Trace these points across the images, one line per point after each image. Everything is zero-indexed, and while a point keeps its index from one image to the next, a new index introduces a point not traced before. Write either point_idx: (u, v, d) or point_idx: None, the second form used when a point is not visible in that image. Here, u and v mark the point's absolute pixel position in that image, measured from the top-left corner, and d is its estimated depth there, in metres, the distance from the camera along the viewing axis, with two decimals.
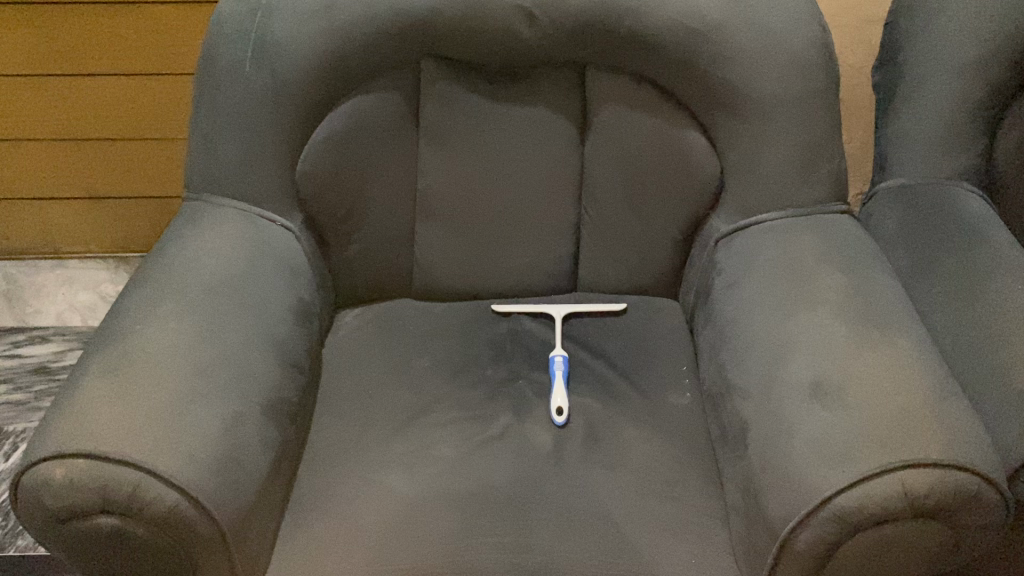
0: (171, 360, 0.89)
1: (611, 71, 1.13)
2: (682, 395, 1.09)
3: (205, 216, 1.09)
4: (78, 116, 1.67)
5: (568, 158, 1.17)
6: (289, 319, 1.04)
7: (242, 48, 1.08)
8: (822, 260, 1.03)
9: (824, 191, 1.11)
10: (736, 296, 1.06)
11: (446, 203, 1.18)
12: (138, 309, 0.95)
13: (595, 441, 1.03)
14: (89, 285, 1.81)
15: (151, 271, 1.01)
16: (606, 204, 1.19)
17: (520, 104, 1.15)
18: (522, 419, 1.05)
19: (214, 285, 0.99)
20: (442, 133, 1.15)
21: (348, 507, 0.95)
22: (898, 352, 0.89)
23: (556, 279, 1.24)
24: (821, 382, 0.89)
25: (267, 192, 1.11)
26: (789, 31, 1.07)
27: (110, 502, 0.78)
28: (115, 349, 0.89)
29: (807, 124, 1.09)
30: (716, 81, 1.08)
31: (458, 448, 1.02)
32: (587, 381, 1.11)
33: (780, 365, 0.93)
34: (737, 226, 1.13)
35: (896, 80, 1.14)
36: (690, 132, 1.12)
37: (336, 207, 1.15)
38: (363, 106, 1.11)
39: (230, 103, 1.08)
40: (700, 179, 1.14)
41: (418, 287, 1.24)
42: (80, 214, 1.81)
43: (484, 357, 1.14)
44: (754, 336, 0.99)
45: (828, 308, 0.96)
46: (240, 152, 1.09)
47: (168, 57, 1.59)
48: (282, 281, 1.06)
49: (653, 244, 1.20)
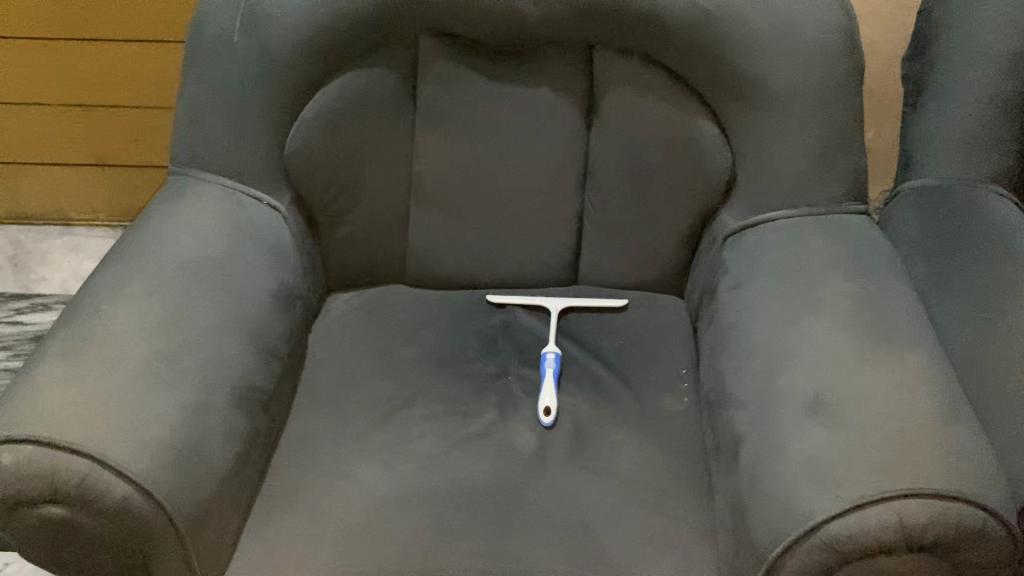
0: (135, 343, 0.85)
1: (619, 52, 1.06)
2: (678, 400, 1.03)
3: (187, 192, 1.05)
4: (87, 83, 1.64)
5: (572, 144, 1.11)
6: (268, 304, 0.99)
7: (231, 18, 1.03)
8: (833, 264, 0.96)
9: (843, 190, 1.04)
10: (740, 299, 0.99)
11: (442, 187, 1.13)
12: (107, 287, 0.91)
13: (582, 445, 0.97)
14: (94, 254, 1.79)
15: (126, 248, 0.97)
16: (610, 193, 1.13)
17: (522, 84, 1.09)
18: (508, 417, 1.01)
19: (189, 265, 0.95)
20: (440, 112, 1.09)
21: (318, 504, 0.91)
22: (905, 368, 0.83)
23: (556, 270, 1.18)
24: (820, 396, 0.82)
25: (253, 169, 1.06)
26: (812, 15, 1.00)
27: (57, 492, 0.74)
28: (77, 330, 0.85)
29: (827, 116, 1.01)
30: (730, 68, 1.01)
31: (438, 445, 0.97)
32: (579, 380, 1.05)
33: (780, 375, 0.87)
34: (746, 223, 1.06)
35: (926, 73, 1.07)
36: (701, 121, 1.06)
37: (326, 187, 1.10)
38: (357, 81, 1.06)
39: (218, 75, 1.03)
40: (709, 171, 1.07)
41: (411, 273, 1.19)
42: (88, 182, 1.78)
43: (472, 350, 1.09)
44: (755, 344, 0.93)
45: (834, 317, 0.89)
46: (227, 126, 1.04)
47: (163, 22, 1.55)
48: (262, 264, 1.01)
49: (658, 238, 1.14)
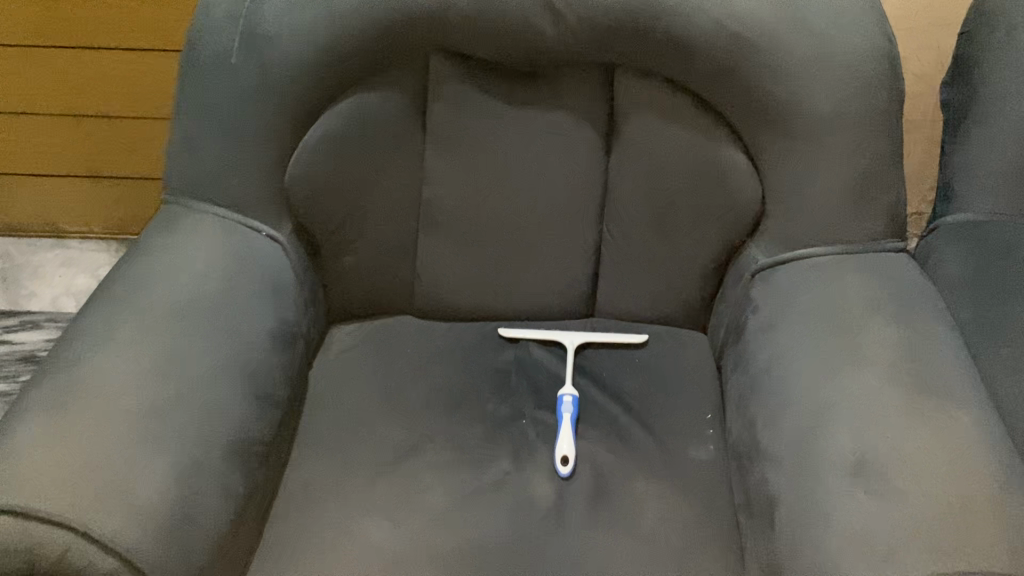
0: (123, 395, 0.79)
1: (642, 74, 1.00)
2: (704, 448, 0.97)
3: (181, 224, 0.98)
4: (77, 92, 1.56)
5: (591, 172, 1.05)
6: (266, 346, 0.93)
7: (229, 37, 0.96)
8: (873, 308, 0.90)
9: (882, 226, 0.97)
10: (772, 343, 0.93)
11: (452, 215, 1.06)
12: (94, 332, 0.84)
13: (603, 498, 0.91)
14: (87, 269, 1.73)
15: (115, 285, 0.90)
16: (630, 224, 1.06)
17: (539, 108, 1.02)
18: (523, 466, 0.94)
19: (183, 306, 0.89)
20: (451, 137, 1.03)
21: (321, 563, 0.85)
22: (957, 430, 0.77)
23: (572, 302, 1.12)
24: (864, 459, 0.77)
25: (252, 199, 0.99)
26: (852, 39, 0.93)
27: (36, 569, 0.68)
28: (59, 382, 0.79)
29: (867, 147, 0.94)
30: (763, 94, 0.94)
31: (449, 497, 0.91)
32: (598, 425, 0.99)
33: (819, 433, 0.81)
34: (776, 258, 1.00)
35: (969, 99, 0.99)
36: (730, 149, 0.99)
37: (330, 216, 1.04)
38: (363, 104, 0.99)
39: (215, 98, 0.97)
40: (737, 202, 1.01)
41: (419, 304, 1.12)
42: (80, 194, 1.71)
43: (484, 391, 1.03)
44: (790, 396, 0.87)
45: (877, 371, 0.83)
46: (224, 153, 0.98)
47: (158, 31, 1.47)
48: (261, 302, 0.95)
49: (681, 271, 1.08)
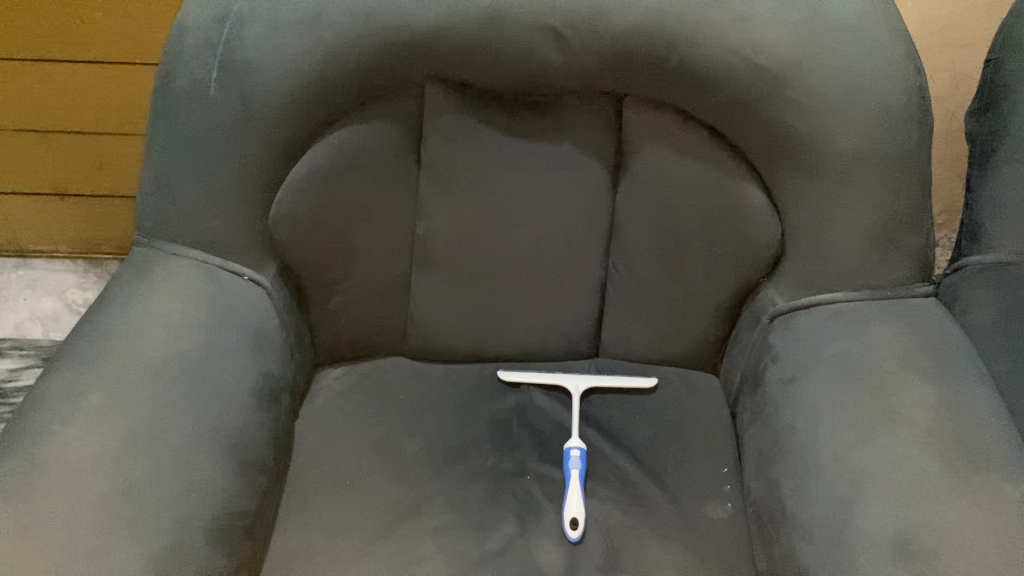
0: (91, 475, 0.71)
1: (653, 105, 0.93)
2: (721, 506, 0.91)
3: (156, 270, 0.90)
4: (41, 105, 1.46)
5: (597, 208, 0.98)
6: (248, 405, 0.86)
7: (204, 67, 0.87)
8: (906, 363, 0.84)
9: (908, 270, 0.92)
10: (797, 398, 0.87)
11: (448, 253, 0.99)
12: (59, 400, 0.76)
13: (616, 565, 0.85)
14: (54, 291, 1.63)
15: (82, 344, 0.82)
16: (638, 263, 1.00)
17: (540, 141, 0.94)
18: (529, 528, 0.88)
19: (158, 367, 0.81)
20: (446, 172, 0.95)
21: None
22: (1005, 507, 0.72)
23: (575, 343, 1.06)
24: (905, 537, 0.71)
25: (233, 241, 0.92)
26: (882, 72, 0.86)
27: None
28: (21, 461, 0.71)
29: (895, 187, 0.88)
30: (786, 131, 0.87)
31: (450, 567, 0.84)
32: (607, 481, 0.93)
33: (855, 504, 0.76)
34: (797, 303, 0.94)
35: (999, 131, 0.93)
36: (748, 187, 0.93)
37: (318, 256, 0.96)
38: (352, 138, 0.92)
39: (189, 133, 0.88)
40: (754, 242, 0.95)
41: (413, 346, 1.06)
42: (46, 212, 1.61)
43: (484, 444, 0.96)
44: (818, 459, 0.81)
45: (915, 436, 0.78)
46: (200, 193, 0.89)
47: (130, 44, 1.38)
48: (243, 355, 0.88)
49: (692, 312, 1.02)
